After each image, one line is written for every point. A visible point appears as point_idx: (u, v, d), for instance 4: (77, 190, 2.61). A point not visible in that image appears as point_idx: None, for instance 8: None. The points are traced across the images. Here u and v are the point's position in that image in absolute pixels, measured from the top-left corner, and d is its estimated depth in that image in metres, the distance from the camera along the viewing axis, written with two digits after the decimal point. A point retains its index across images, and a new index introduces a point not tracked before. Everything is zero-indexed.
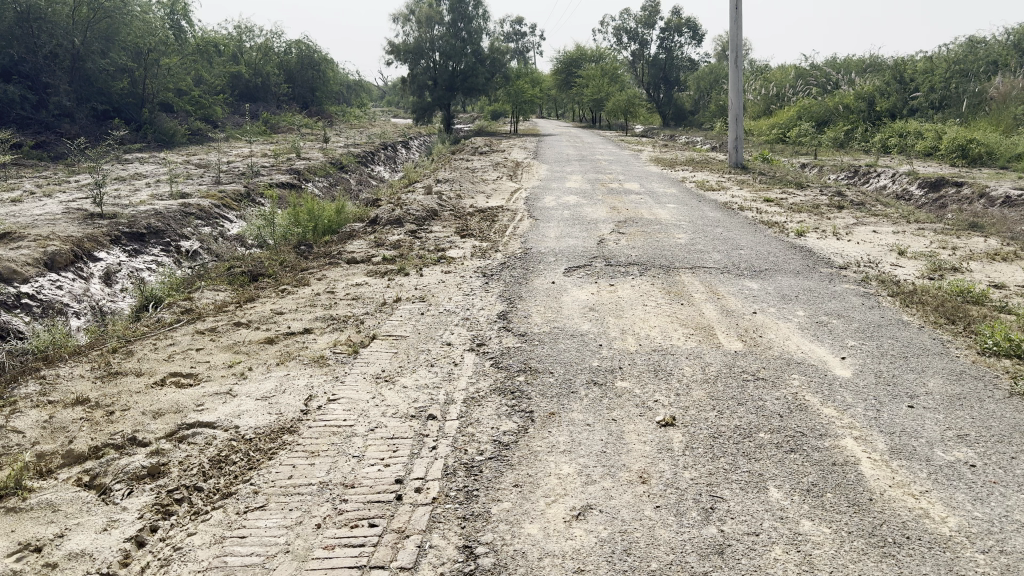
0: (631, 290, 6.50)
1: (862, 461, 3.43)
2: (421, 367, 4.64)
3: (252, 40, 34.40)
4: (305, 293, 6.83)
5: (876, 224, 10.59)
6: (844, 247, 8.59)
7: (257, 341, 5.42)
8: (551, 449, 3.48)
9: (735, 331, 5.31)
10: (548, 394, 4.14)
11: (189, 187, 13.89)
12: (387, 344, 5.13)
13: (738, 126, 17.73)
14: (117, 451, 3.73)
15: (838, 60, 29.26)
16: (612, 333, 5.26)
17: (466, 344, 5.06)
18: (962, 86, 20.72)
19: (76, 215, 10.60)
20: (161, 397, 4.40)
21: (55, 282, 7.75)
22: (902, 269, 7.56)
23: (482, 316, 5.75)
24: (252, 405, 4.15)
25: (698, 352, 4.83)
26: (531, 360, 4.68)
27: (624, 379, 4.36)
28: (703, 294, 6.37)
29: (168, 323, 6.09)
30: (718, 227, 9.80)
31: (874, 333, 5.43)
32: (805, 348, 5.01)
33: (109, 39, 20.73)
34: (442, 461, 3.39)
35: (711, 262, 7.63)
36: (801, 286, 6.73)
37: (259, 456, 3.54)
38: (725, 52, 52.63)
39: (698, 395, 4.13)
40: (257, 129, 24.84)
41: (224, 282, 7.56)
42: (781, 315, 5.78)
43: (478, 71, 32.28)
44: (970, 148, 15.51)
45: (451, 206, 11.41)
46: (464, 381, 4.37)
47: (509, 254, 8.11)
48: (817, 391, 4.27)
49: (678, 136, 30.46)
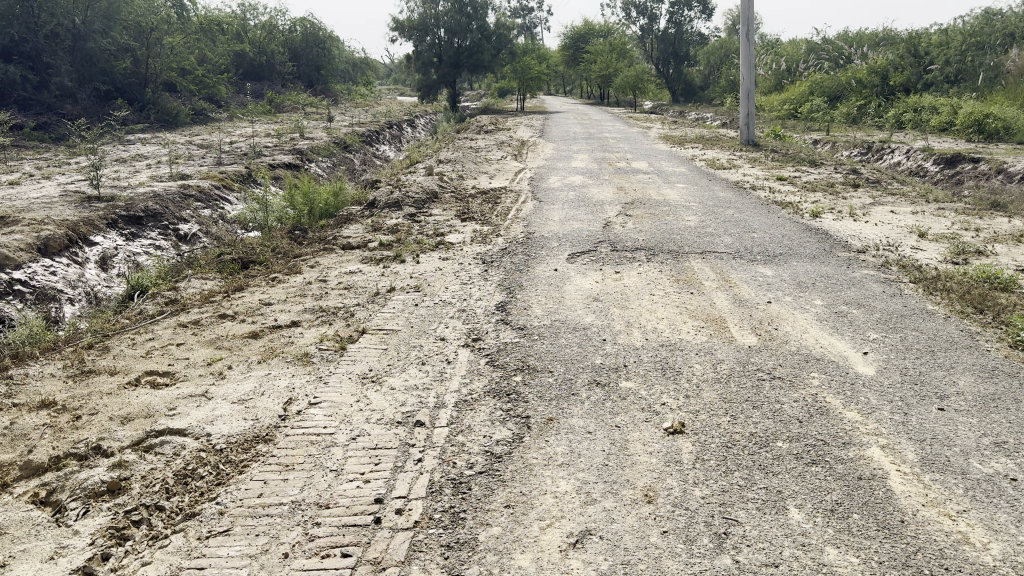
0: (636, 278, 6.16)
1: (891, 475, 3.11)
2: (411, 365, 4.33)
3: (256, 18, 33.80)
4: (295, 283, 6.52)
5: (894, 203, 10.19)
6: (861, 229, 8.24)
7: (240, 336, 5.11)
8: (548, 462, 3.16)
9: (748, 323, 4.97)
10: (547, 396, 3.83)
11: (189, 168, 13.59)
12: (376, 339, 4.82)
13: (749, 102, 17.25)
14: (78, 463, 3.44)
15: (851, 33, 28.62)
16: (616, 326, 4.94)
17: (461, 340, 4.74)
18: (978, 59, 20.16)
19: (73, 198, 10.32)
20: (133, 400, 4.10)
21: (49, 268, 7.47)
22: (924, 252, 7.19)
23: (479, 307, 5.42)
24: (227, 409, 3.85)
25: (709, 348, 4.50)
26: (529, 358, 4.36)
27: (629, 379, 4.04)
28: (713, 282, 6.02)
29: (150, 315, 5.80)
30: (729, 208, 9.42)
31: (898, 325, 5.08)
32: (823, 342, 4.67)
33: (110, 18, 20.34)
34: (428, 477, 3.07)
35: (722, 246, 7.27)
36: (816, 272, 6.38)
37: (229, 469, 3.25)
38: (736, 26, 51.85)
39: (709, 397, 3.81)
40: (260, 108, 24.47)
41: (214, 270, 7.25)
42: (798, 305, 5.43)
43: (484, 48, 31.64)
44: (987, 123, 15.05)
45: (453, 187, 11.08)
46: (457, 382, 4.06)
47: (511, 239, 7.77)
48: (839, 392, 3.93)
49: (688, 112, 29.95)
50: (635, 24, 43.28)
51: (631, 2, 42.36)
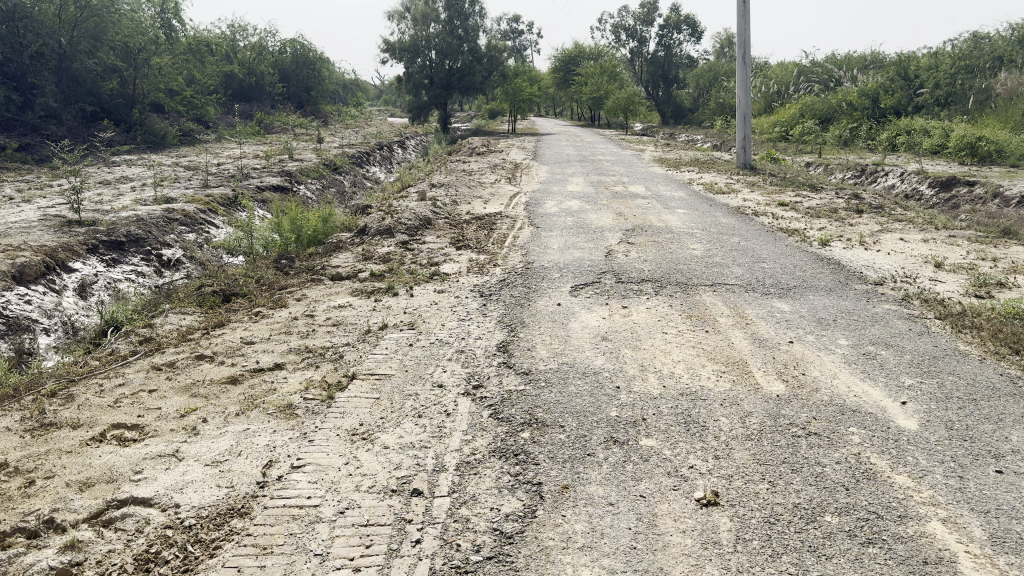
0: (646, 314, 5.78)
1: (961, 559, 2.71)
2: (406, 419, 3.88)
3: (246, 40, 33.40)
4: (280, 318, 6.09)
5: (902, 231, 9.86)
6: (874, 259, 7.88)
7: (218, 382, 4.69)
8: (568, 544, 2.74)
9: (773, 367, 4.58)
10: (560, 457, 3.41)
11: (175, 191, 13.15)
12: (367, 386, 4.40)
13: (745, 125, 16.83)
14: (25, 542, 2.99)
15: (839, 57, 28.62)
16: (630, 371, 4.52)
17: (461, 387, 4.31)
18: (968, 83, 20.03)
19: (52, 222, 9.85)
20: (96, 460, 3.66)
21: (24, 296, 7.02)
22: (943, 284, 6.84)
23: (478, 348, 5.01)
24: (199, 473, 3.42)
25: (735, 398, 4.09)
26: (537, 410, 3.94)
27: (649, 437, 3.61)
28: (729, 318, 5.63)
29: (122, 356, 5.35)
30: (734, 236, 9.06)
31: (932, 368, 4.70)
32: (856, 390, 4.27)
33: (97, 38, 19.85)
34: (427, 565, 2.65)
35: (733, 277, 6.90)
36: (836, 307, 6.00)
37: (199, 553, 2.84)
38: (725, 49, 52.09)
39: (741, 458, 3.41)
40: (249, 130, 24.11)
41: (194, 303, 6.80)
42: (822, 345, 5.05)
43: (475, 69, 31.45)
44: (980, 146, 14.85)
45: (447, 212, 10.70)
46: (458, 440, 3.63)
47: (509, 269, 7.37)
48: (883, 452, 3.54)
49: (679, 135, 29.80)
50: (624, 47, 43.40)
51: (620, 24, 42.41)
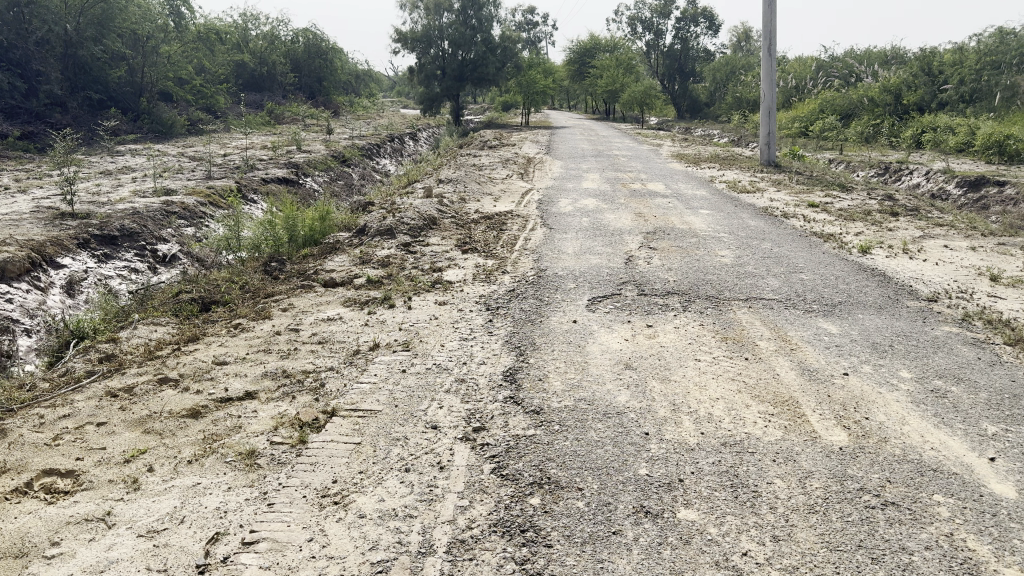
0: (675, 334, 5.07)
1: None
2: (389, 475, 3.19)
3: (258, 28, 32.48)
4: (262, 332, 5.42)
5: (945, 237, 9.10)
6: (923, 270, 7.13)
7: (178, 414, 4.02)
8: None
9: (830, 410, 3.86)
10: (580, 537, 2.72)
11: (176, 182, 12.52)
12: (349, 426, 3.72)
13: (769, 120, 16.02)
14: None
15: (860, 52, 27.71)
16: (661, 411, 3.82)
17: (458, 431, 3.61)
18: (995, 78, 19.15)
19: (44, 215, 9.22)
20: (7, 525, 2.97)
21: (4, 294, 6.32)
22: (1004, 302, 6.08)
23: (482, 377, 4.32)
24: (129, 548, 2.75)
25: (790, 452, 3.38)
26: (550, 465, 3.24)
27: (688, 508, 2.92)
28: (771, 342, 4.91)
29: (76, 377, 4.68)
30: (765, 241, 8.30)
31: (1015, 410, 3.96)
32: (933, 441, 3.55)
33: (103, 25, 19.10)
34: None
35: (769, 291, 6.18)
36: (890, 330, 5.26)
37: None
38: (741, 43, 51.19)
39: (808, 543, 2.71)
40: (258, 120, 23.51)
41: (170, 312, 6.14)
42: (882, 379, 4.33)
43: (488, 60, 30.60)
44: (1009, 144, 13.97)
45: (455, 211, 10.01)
46: (452, 507, 2.94)
47: (519, 277, 6.67)
48: (982, 533, 2.82)
49: (694, 129, 28.98)
50: (640, 39, 42.51)
51: (636, 17, 41.47)
